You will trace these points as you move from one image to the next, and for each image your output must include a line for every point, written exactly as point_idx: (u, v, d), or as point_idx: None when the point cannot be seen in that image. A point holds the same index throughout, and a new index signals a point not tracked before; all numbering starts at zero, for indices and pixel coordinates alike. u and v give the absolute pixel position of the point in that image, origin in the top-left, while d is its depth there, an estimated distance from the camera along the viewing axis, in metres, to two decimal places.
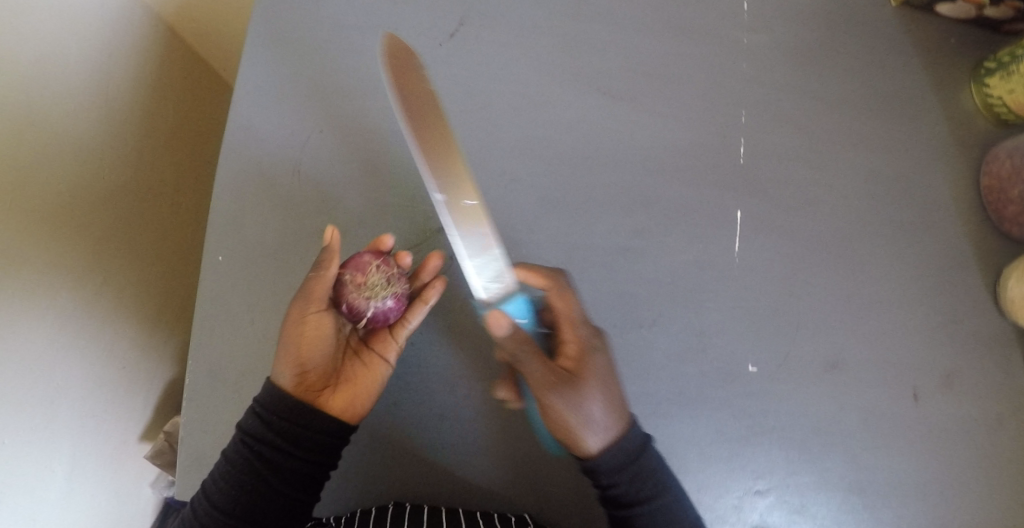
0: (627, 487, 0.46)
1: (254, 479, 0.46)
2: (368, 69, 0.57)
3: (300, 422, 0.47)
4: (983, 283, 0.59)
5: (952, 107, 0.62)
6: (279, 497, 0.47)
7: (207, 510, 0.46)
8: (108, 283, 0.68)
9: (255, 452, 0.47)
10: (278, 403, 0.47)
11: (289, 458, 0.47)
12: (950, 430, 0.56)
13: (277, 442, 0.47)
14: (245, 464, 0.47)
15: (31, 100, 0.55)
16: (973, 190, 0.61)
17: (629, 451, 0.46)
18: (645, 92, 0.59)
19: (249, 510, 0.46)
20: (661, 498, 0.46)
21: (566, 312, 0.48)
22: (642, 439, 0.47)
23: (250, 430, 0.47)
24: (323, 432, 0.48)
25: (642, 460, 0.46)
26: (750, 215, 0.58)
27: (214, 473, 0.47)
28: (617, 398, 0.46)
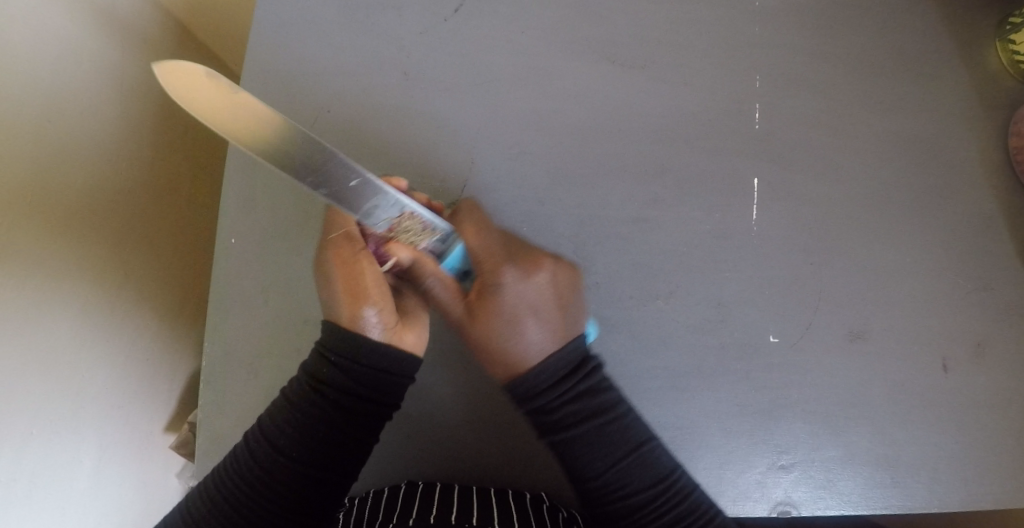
0: (545, 412, 0.48)
1: (325, 423, 0.47)
2: (375, 45, 0.57)
3: (375, 364, 0.48)
4: (1015, 248, 0.57)
5: (978, 66, 0.59)
6: (348, 441, 0.48)
7: (271, 452, 0.46)
8: (133, 275, 0.68)
9: (326, 395, 0.47)
10: (348, 341, 0.48)
11: (362, 404, 0.48)
12: (983, 401, 0.54)
13: (351, 386, 0.48)
14: (318, 409, 0.47)
15: (51, 89, 0.55)
16: (1001, 152, 0.58)
17: (539, 382, 0.48)
18: (655, 59, 0.58)
19: (316, 453, 0.46)
20: (583, 423, 0.48)
21: (485, 258, 0.49)
22: (559, 370, 0.48)
23: (319, 375, 0.48)
24: (395, 376, 0.49)
25: (559, 387, 0.48)
26: (766, 182, 0.56)
27: (279, 415, 0.47)
28: (547, 321, 0.50)
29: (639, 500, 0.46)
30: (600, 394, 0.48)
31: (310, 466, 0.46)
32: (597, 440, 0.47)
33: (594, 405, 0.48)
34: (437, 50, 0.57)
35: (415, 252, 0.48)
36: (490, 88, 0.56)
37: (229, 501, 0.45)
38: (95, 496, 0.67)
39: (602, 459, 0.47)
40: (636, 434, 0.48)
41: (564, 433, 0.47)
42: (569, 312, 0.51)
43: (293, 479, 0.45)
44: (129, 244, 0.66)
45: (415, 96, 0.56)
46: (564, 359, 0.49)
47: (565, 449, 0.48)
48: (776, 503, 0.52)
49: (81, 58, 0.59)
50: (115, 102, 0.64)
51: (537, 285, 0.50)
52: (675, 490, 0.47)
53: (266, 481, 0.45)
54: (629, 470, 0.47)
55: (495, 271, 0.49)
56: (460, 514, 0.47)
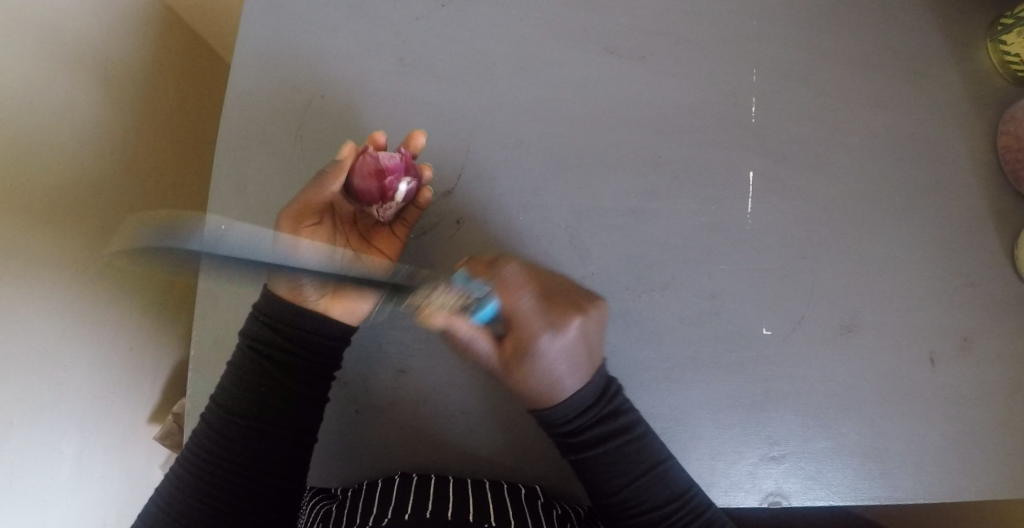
0: (568, 436, 0.50)
1: (262, 380, 0.49)
2: (369, 30, 0.56)
3: (298, 323, 0.49)
4: (1002, 244, 0.58)
5: (969, 64, 0.60)
6: (288, 395, 0.49)
7: (220, 414, 0.48)
8: (115, 264, 0.66)
9: (262, 352, 0.49)
10: (276, 308, 0.49)
11: (295, 358, 0.50)
12: (969, 395, 0.55)
13: (281, 344, 0.49)
14: (256, 366, 0.49)
15: (32, 70, 0.54)
16: (990, 150, 0.59)
17: (564, 415, 0.49)
18: (653, 50, 0.57)
19: (257, 409, 0.49)
20: (603, 445, 0.50)
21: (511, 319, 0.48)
22: (586, 400, 0.50)
23: (253, 336, 0.49)
24: (323, 334, 0.50)
25: (586, 413, 0.50)
26: (761, 175, 0.57)
27: (223, 381, 0.49)
28: (576, 363, 0.49)
29: (658, 513, 0.49)
30: (621, 417, 0.50)
31: (258, 424, 0.49)
32: (617, 459, 0.50)
33: (614, 428, 0.50)
34: (434, 37, 0.56)
35: (450, 318, 0.46)
36: (487, 76, 0.56)
37: (192, 469, 0.47)
38: (77, 487, 0.66)
39: (621, 476, 0.50)
40: (653, 454, 0.50)
41: (585, 454, 0.50)
42: (590, 352, 0.50)
43: (245, 437, 0.48)
44: (114, 229, 0.65)
45: (410, 82, 0.55)
46: (586, 397, 0.50)
47: (585, 468, 0.50)
48: (767, 493, 0.53)
49: (63, 38, 0.57)
50: (98, 84, 0.62)
51: (567, 338, 0.48)
52: (689, 509, 0.49)
53: (217, 440, 0.48)
54: (646, 487, 0.50)
55: (528, 330, 0.48)
56: (454, 508, 0.46)
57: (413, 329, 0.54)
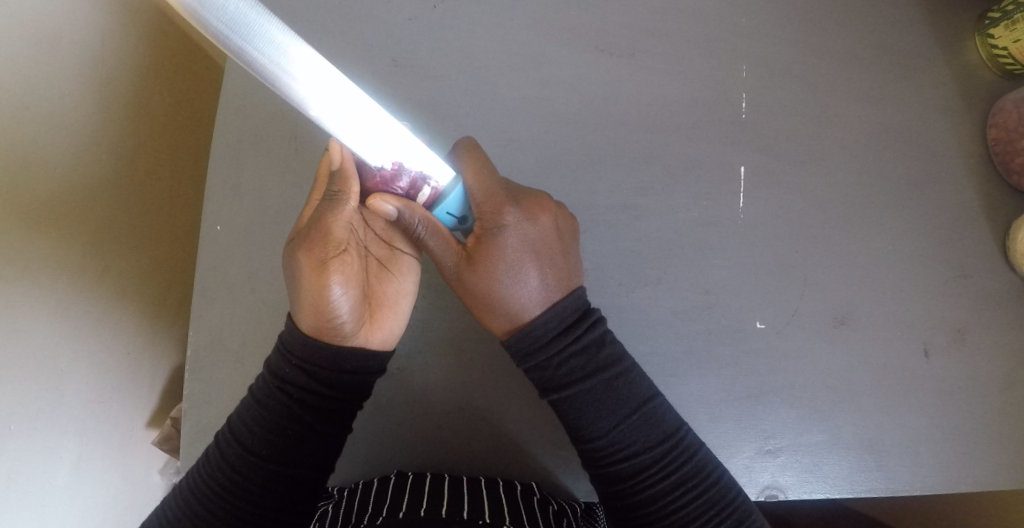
0: (549, 369, 0.47)
1: (291, 423, 0.46)
2: (362, 31, 0.56)
3: (335, 365, 0.47)
4: (993, 236, 0.58)
5: (958, 58, 0.61)
6: (318, 438, 0.47)
7: (241, 453, 0.45)
8: (111, 268, 0.66)
9: (293, 396, 0.46)
10: (312, 351, 0.46)
11: (326, 401, 0.47)
12: (963, 385, 0.55)
13: (315, 388, 0.47)
14: (281, 407, 0.46)
15: (25, 74, 0.54)
16: (980, 143, 0.60)
17: (544, 334, 0.47)
18: (644, 48, 0.58)
19: (285, 454, 0.46)
20: (589, 378, 0.47)
21: (482, 199, 0.46)
22: (566, 318, 0.47)
23: (283, 376, 0.47)
24: (358, 372, 0.48)
25: (567, 335, 0.47)
26: (753, 170, 0.57)
27: (245, 415, 0.46)
28: (552, 267, 0.48)
29: (650, 455, 0.46)
30: (606, 348, 0.48)
31: (282, 466, 0.46)
32: (604, 395, 0.47)
33: (597, 361, 0.47)
34: (426, 37, 0.56)
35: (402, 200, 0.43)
36: (479, 75, 0.56)
37: (201, 503, 0.44)
38: (75, 492, 0.66)
39: (610, 415, 0.47)
40: (640, 390, 0.48)
41: (569, 390, 0.47)
42: (561, 262, 0.49)
43: (265, 479, 0.45)
44: (110, 234, 0.65)
45: (403, 82, 0.56)
46: (570, 313, 0.48)
47: (569, 406, 0.47)
48: (764, 487, 0.53)
49: (57, 43, 0.58)
50: (94, 89, 0.62)
51: (534, 227, 0.48)
52: (681, 449, 0.47)
53: (232, 479, 0.45)
54: (637, 427, 0.47)
55: (496, 212, 0.47)
56: (448, 506, 0.46)
57: (409, 327, 0.54)
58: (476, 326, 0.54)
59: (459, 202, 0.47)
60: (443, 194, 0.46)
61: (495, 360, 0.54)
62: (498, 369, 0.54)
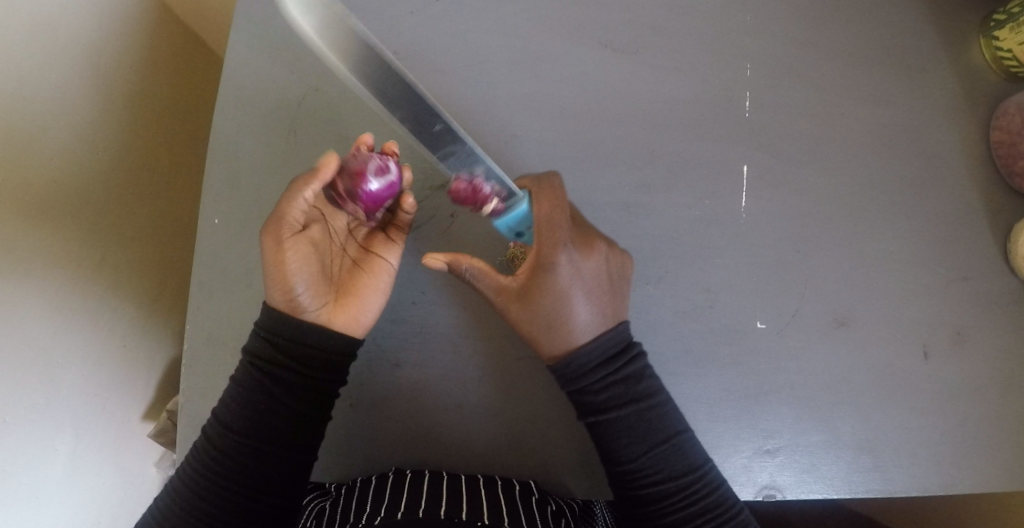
0: (586, 395, 0.49)
1: (261, 398, 0.46)
2: (363, 23, 0.55)
3: (303, 340, 0.47)
4: (994, 238, 0.58)
5: (963, 58, 0.60)
6: (293, 415, 0.47)
7: (219, 432, 0.46)
8: (108, 260, 0.65)
9: (263, 371, 0.47)
10: (278, 324, 0.47)
11: (295, 376, 0.47)
12: (962, 388, 0.55)
13: (284, 361, 0.47)
14: (252, 383, 0.47)
15: (24, 63, 0.53)
16: (983, 144, 0.60)
17: (588, 362, 0.48)
18: (647, 44, 0.57)
19: (262, 431, 0.46)
20: (625, 408, 0.48)
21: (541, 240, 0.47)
22: (609, 350, 0.49)
23: (255, 352, 0.47)
24: (328, 348, 0.48)
25: (607, 365, 0.49)
26: (756, 169, 0.57)
27: (225, 397, 0.47)
28: (603, 302, 0.49)
29: (675, 485, 0.47)
30: (645, 381, 0.49)
31: (256, 443, 0.46)
32: (638, 424, 0.48)
33: (634, 392, 0.48)
34: (429, 30, 0.56)
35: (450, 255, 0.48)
36: (481, 70, 0.56)
37: (187, 487, 0.45)
38: (70, 485, 0.65)
39: (643, 443, 0.48)
40: (672, 423, 0.49)
41: (607, 415, 0.48)
42: (615, 294, 0.50)
43: (240, 456, 0.46)
44: (107, 225, 0.64)
45: (405, 76, 0.55)
46: (613, 347, 0.49)
47: (602, 431, 0.49)
48: (762, 486, 0.53)
49: (56, 32, 0.57)
50: (91, 79, 0.61)
51: (586, 266, 0.49)
52: (704, 480, 0.48)
53: (214, 459, 0.46)
54: (666, 458, 0.48)
55: (553, 250, 0.47)
56: (447, 505, 0.46)
57: (408, 322, 0.54)
58: (476, 321, 0.54)
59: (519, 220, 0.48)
60: (505, 209, 0.48)
61: (494, 359, 0.54)
62: (497, 366, 0.54)
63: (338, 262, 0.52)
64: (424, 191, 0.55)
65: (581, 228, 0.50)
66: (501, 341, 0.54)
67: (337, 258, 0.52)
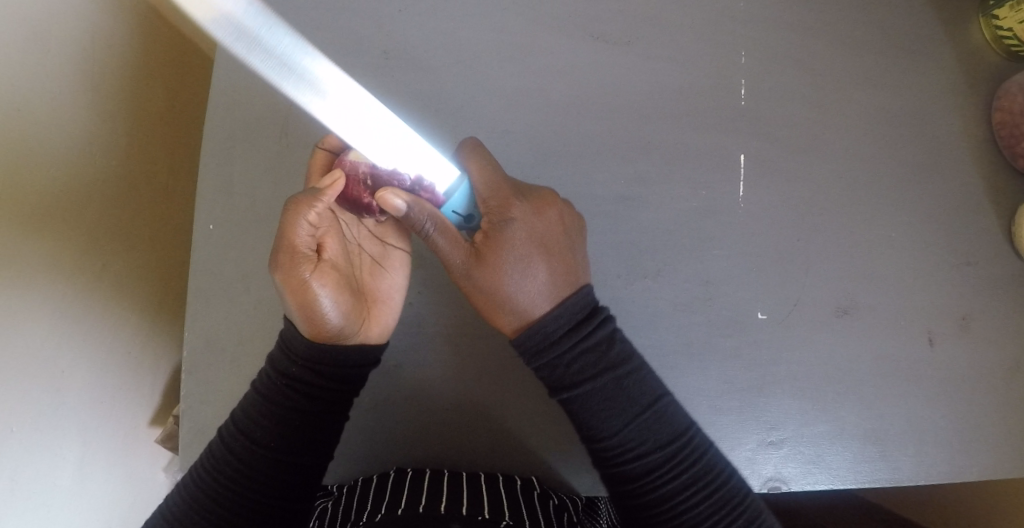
0: (558, 367, 0.46)
1: (301, 415, 0.46)
2: (352, 23, 0.55)
3: (341, 361, 0.47)
4: (998, 222, 0.57)
5: (962, 39, 0.59)
6: (328, 429, 0.48)
7: (248, 447, 0.45)
8: (109, 269, 0.65)
9: (302, 390, 0.47)
10: (318, 346, 0.46)
11: (334, 394, 0.48)
12: (968, 374, 0.54)
13: (322, 381, 0.47)
14: (290, 401, 0.46)
15: (16, 75, 0.54)
16: (985, 126, 0.59)
17: (555, 328, 0.46)
18: (640, 36, 0.57)
19: (296, 446, 0.46)
20: (600, 376, 0.45)
21: (488, 195, 0.48)
22: (575, 315, 0.46)
23: (290, 370, 0.46)
24: (364, 366, 0.48)
25: (576, 332, 0.46)
26: (753, 158, 0.56)
27: (250, 410, 0.46)
28: (561, 266, 0.48)
29: (662, 455, 0.45)
30: (615, 346, 0.46)
31: (292, 459, 0.46)
32: (615, 393, 0.45)
33: (606, 360, 0.46)
34: (419, 28, 0.56)
35: (411, 196, 0.45)
36: (473, 65, 0.55)
37: (206, 496, 0.44)
38: (79, 492, 0.66)
39: (624, 413, 0.45)
40: (650, 388, 0.46)
41: (580, 388, 0.45)
42: (571, 252, 0.49)
43: (273, 471, 0.45)
44: (107, 233, 0.64)
45: (396, 75, 0.55)
46: (579, 309, 0.46)
47: (579, 405, 0.46)
48: (767, 479, 0.52)
49: (48, 43, 0.57)
50: (87, 88, 0.61)
51: (539, 221, 0.48)
52: (691, 448, 0.45)
53: (241, 472, 0.45)
54: (648, 426, 0.45)
55: (503, 204, 0.48)
56: (448, 502, 0.46)
57: (406, 322, 0.54)
58: (473, 320, 0.54)
59: (463, 200, 0.49)
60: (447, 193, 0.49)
61: (493, 355, 0.54)
62: (497, 363, 0.53)
63: (358, 262, 0.51)
64: None
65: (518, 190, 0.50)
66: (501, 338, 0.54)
67: (355, 259, 0.51)
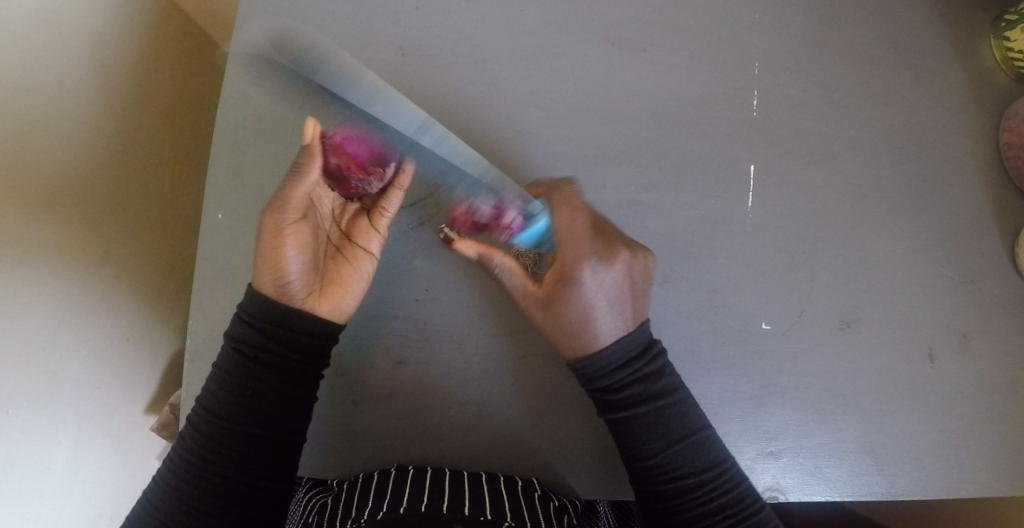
0: (608, 393, 0.50)
1: (250, 382, 0.47)
2: (368, 18, 0.55)
3: (289, 325, 0.48)
4: (1002, 242, 0.57)
5: (973, 59, 0.60)
6: (283, 399, 0.48)
7: (206, 418, 0.46)
8: (111, 254, 0.65)
9: (251, 357, 0.47)
10: (265, 310, 0.47)
11: (284, 359, 0.48)
12: (966, 392, 0.55)
13: (270, 346, 0.47)
14: (239, 368, 0.47)
15: (30, 56, 0.53)
16: (992, 146, 0.59)
17: (609, 365, 0.49)
18: (654, 42, 0.57)
19: (247, 413, 0.47)
20: (642, 405, 0.49)
21: (563, 248, 0.50)
22: (630, 351, 0.50)
23: (240, 338, 0.47)
24: (314, 331, 0.48)
25: (629, 368, 0.50)
26: (762, 169, 0.56)
27: (209, 382, 0.47)
28: (626, 308, 0.50)
29: (691, 482, 0.49)
30: (663, 379, 0.49)
31: (246, 427, 0.46)
32: (656, 421, 0.49)
33: (651, 391, 0.49)
34: (434, 26, 0.56)
35: (480, 247, 0.51)
36: (488, 66, 0.56)
37: (175, 476, 0.45)
38: (73, 477, 0.66)
39: (663, 439, 0.49)
40: (691, 421, 0.49)
41: (625, 412, 0.49)
42: (637, 296, 0.51)
43: (229, 439, 0.46)
44: (111, 219, 0.64)
45: (411, 72, 0.55)
46: (631, 347, 0.50)
47: (621, 428, 0.50)
48: (764, 488, 0.53)
49: (61, 25, 0.57)
50: (96, 73, 0.61)
51: (614, 278, 0.50)
52: (724, 477, 0.48)
53: (203, 445, 0.46)
54: (683, 453, 0.49)
55: (575, 259, 0.50)
56: (450, 502, 0.46)
57: (411, 319, 0.53)
58: (479, 320, 0.54)
59: (537, 233, 0.53)
60: (528, 222, 0.52)
61: (496, 354, 0.54)
62: (500, 363, 0.54)
63: (321, 249, 0.52)
64: (429, 188, 0.55)
65: (608, 234, 0.51)
66: (506, 339, 0.54)
67: (320, 245, 0.52)
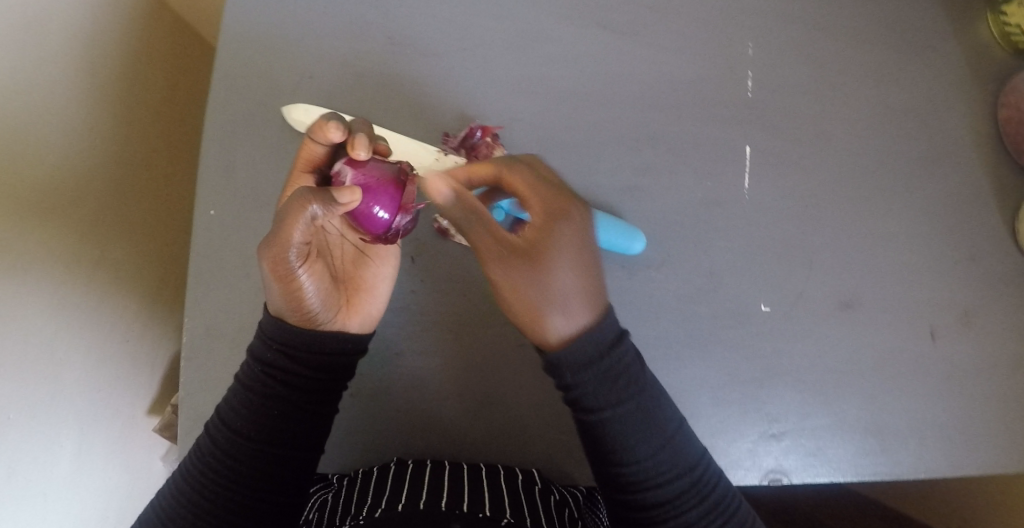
0: (574, 391, 0.44)
1: (279, 404, 0.46)
2: (358, 8, 0.55)
3: (319, 346, 0.47)
4: (1002, 218, 0.57)
5: (969, 34, 0.59)
6: (310, 419, 0.47)
7: (230, 438, 0.45)
8: (107, 255, 0.65)
9: (278, 378, 0.46)
10: (291, 333, 0.46)
11: (314, 382, 0.47)
12: (969, 370, 0.54)
13: (300, 369, 0.47)
14: (267, 390, 0.46)
15: (19, 55, 0.53)
16: (990, 122, 0.58)
17: (572, 358, 0.42)
18: (647, 25, 0.56)
19: (276, 435, 0.46)
20: (615, 403, 0.44)
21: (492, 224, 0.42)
22: (593, 342, 0.43)
23: (265, 358, 0.46)
24: (342, 352, 0.48)
25: (594, 361, 0.43)
26: (759, 150, 0.56)
27: (231, 400, 0.46)
28: (582, 294, 0.43)
29: (670, 488, 0.44)
30: (634, 374, 0.44)
31: (274, 448, 0.46)
32: (630, 421, 0.44)
33: (623, 389, 0.44)
34: (424, 14, 0.55)
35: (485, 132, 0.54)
36: (479, 54, 0.55)
37: (193, 491, 0.44)
38: (78, 480, 0.66)
39: (641, 445, 0.44)
40: (666, 419, 0.45)
41: (596, 412, 0.43)
42: (586, 278, 0.43)
43: (255, 460, 0.45)
44: (106, 220, 0.64)
45: (402, 61, 0.54)
46: (599, 341, 0.43)
47: (592, 429, 0.44)
48: (767, 471, 0.52)
49: (49, 23, 0.56)
50: (86, 72, 0.61)
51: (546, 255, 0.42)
52: (700, 482, 0.44)
53: (226, 464, 0.45)
54: (661, 455, 0.44)
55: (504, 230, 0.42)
56: (449, 498, 0.46)
57: (409, 312, 0.53)
58: (477, 309, 0.53)
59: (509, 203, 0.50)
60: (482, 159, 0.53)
61: (496, 346, 0.53)
62: (499, 353, 0.53)
63: (340, 251, 0.50)
64: None
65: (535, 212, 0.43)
66: (505, 328, 0.53)
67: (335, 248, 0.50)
